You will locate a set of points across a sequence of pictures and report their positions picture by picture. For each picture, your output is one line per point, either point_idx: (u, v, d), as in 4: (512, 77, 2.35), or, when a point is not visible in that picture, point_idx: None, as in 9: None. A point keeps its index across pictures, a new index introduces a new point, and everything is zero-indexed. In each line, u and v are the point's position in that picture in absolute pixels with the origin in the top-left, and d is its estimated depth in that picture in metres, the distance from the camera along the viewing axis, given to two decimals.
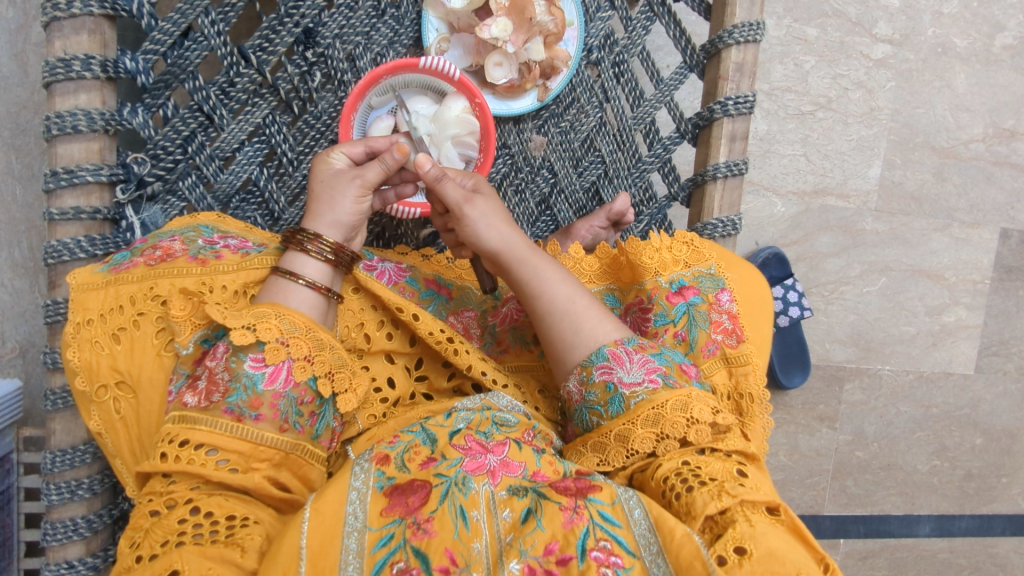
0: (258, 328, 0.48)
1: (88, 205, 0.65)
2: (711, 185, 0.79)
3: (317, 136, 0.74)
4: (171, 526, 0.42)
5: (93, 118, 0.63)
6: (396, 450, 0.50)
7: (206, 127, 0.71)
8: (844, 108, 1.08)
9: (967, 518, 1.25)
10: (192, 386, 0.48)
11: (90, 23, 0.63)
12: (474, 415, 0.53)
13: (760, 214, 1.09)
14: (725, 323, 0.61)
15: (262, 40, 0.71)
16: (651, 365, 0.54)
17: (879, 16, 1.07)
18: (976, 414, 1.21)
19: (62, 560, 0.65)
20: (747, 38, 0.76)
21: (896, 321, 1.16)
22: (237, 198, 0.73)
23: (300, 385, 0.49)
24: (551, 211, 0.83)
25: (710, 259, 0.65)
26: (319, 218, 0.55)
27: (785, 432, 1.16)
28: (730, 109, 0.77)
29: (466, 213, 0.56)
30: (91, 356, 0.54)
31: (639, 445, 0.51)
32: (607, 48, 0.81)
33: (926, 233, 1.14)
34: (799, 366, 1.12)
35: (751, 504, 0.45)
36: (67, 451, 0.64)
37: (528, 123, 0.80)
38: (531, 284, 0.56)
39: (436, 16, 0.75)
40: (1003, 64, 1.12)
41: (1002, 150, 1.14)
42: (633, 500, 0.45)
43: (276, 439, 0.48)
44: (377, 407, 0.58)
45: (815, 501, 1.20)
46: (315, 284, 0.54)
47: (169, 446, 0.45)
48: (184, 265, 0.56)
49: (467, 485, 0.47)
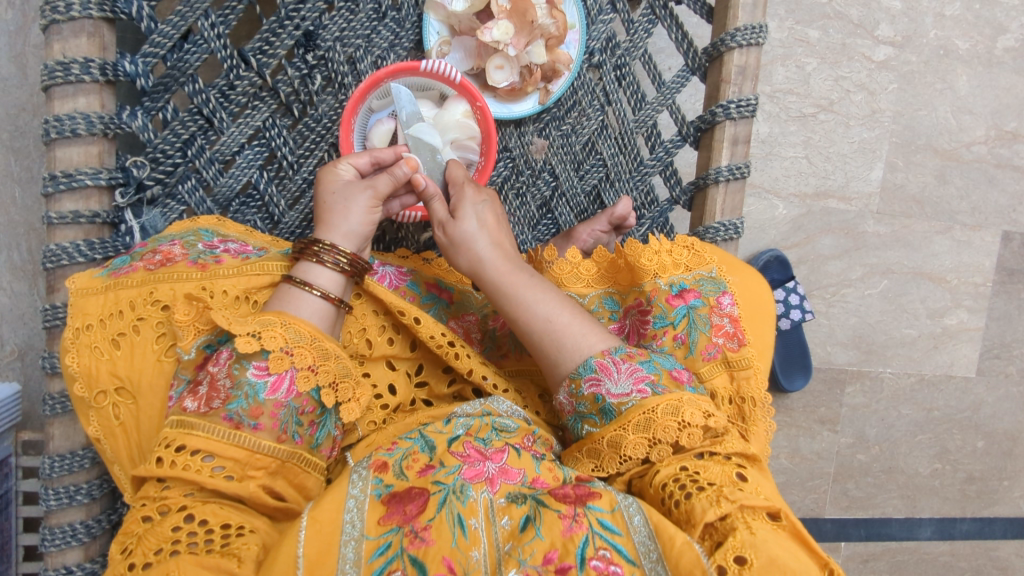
0: (263, 335, 0.48)
1: (87, 208, 0.64)
2: (713, 189, 0.79)
3: (317, 140, 0.74)
4: (165, 533, 0.42)
5: (93, 121, 0.63)
6: (394, 457, 0.50)
7: (206, 130, 0.70)
8: (846, 110, 1.08)
9: (968, 521, 1.24)
10: (193, 391, 0.48)
11: (89, 26, 0.62)
12: (473, 421, 0.53)
13: (761, 216, 1.08)
14: (726, 327, 0.61)
15: (261, 43, 0.70)
16: (639, 374, 0.53)
17: (881, 17, 1.06)
18: (977, 417, 1.21)
19: (61, 565, 0.65)
20: (749, 41, 0.75)
21: (898, 323, 1.15)
22: (236, 201, 0.73)
23: (301, 395, 0.48)
24: (552, 214, 0.83)
25: (710, 262, 0.64)
26: (332, 227, 0.55)
27: (786, 435, 1.16)
28: (732, 112, 0.76)
29: (445, 233, 0.58)
30: (91, 361, 0.54)
31: (633, 450, 0.50)
32: (609, 51, 0.81)
33: (928, 235, 1.14)
34: (801, 368, 1.11)
35: (751, 509, 0.44)
36: (66, 456, 0.64)
37: (529, 126, 0.80)
38: (508, 300, 0.56)
39: (436, 19, 0.74)
40: (1005, 66, 1.11)
41: (1004, 152, 1.13)
42: (633, 506, 0.45)
43: (275, 448, 0.47)
44: (377, 413, 0.58)
45: (815, 504, 1.19)
46: (326, 293, 0.53)
47: (166, 451, 0.45)
48: (184, 269, 0.56)
49: (466, 492, 0.46)
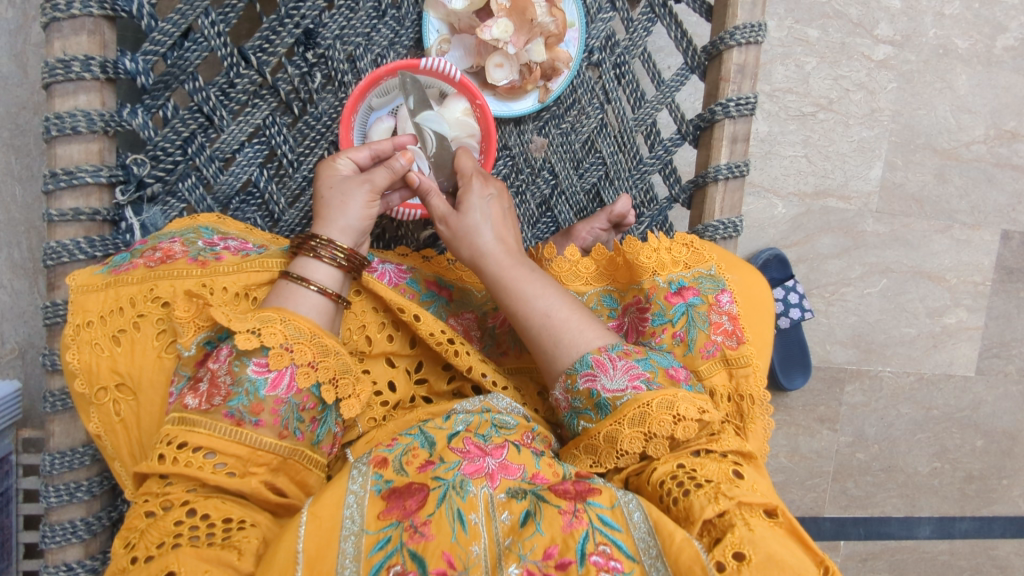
0: (263, 332, 0.48)
1: (88, 206, 0.64)
2: (712, 187, 0.79)
3: (317, 137, 0.74)
4: (167, 527, 0.42)
5: (93, 118, 0.63)
6: (394, 453, 0.50)
7: (206, 128, 0.71)
8: (845, 109, 1.08)
9: (968, 520, 1.25)
10: (193, 388, 0.48)
11: (90, 24, 0.63)
12: (473, 417, 0.53)
13: (761, 215, 1.09)
14: (725, 324, 0.61)
15: (262, 41, 0.70)
16: (635, 371, 0.53)
17: (880, 17, 1.06)
18: (977, 416, 1.21)
19: (61, 562, 0.65)
20: (748, 40, 0.76)
21: (897, 323, 1.15)
22: (236, 199, 0.73)
23: (302, 392, 0.49)
24: (552, 212, 0.83)
25: (710, 260, 0.64)
26: (331, 223, 0.55)
27: (785, 433, 1.16)
28: (731, 110, 0.76)
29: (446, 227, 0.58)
30: (91, 357, 0.54)
31: (629, 445, 0.51)
32: (608, 50, 0.81)
33: (927, 234, 1.14)
34: (800, 367, 1.11)
35: (749, 506, 0.44)
36: (66, 453, 0.64)
37: (529, 124, 0.80)
38: (507, 294, 0.56)
39: (436, 17, 0.75)
40: (1004, 65, 1.11)
41: (1003, 151, 1.14)
42: (633, 503, 0.45)
43: (276, 445, 0.48)
44: (377, 410, 0.58)
45: (815, 503, 1.20)
46: (325, 289, 0.53)
47: (168, 447, 0.45)
48: (183, 266, 0.56)
49: (466, 488, 0.47)
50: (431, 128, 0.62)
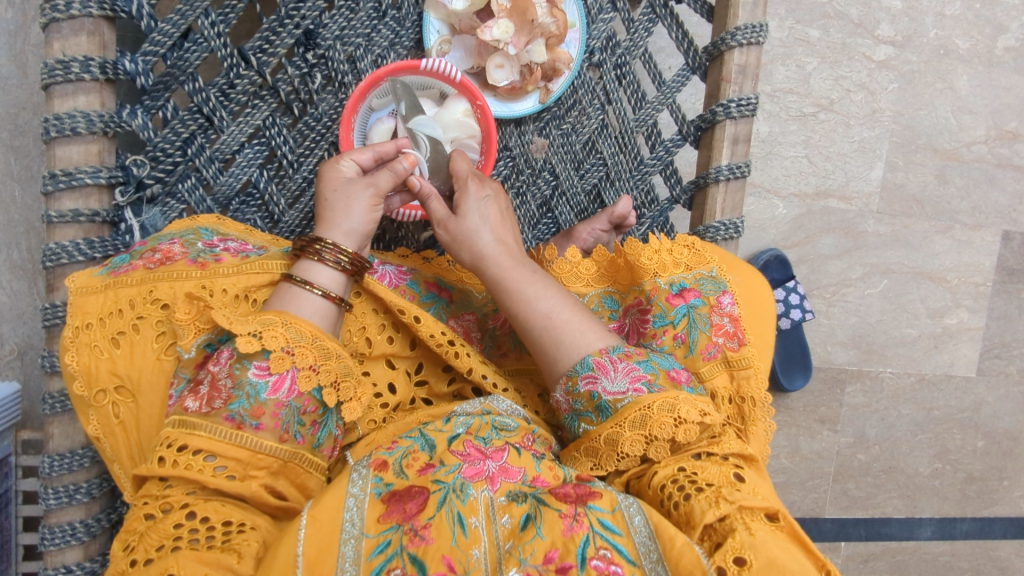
0: (264, 335, 0.48)
1: (87, 207, 0.64)
2: (713, 188, 0.79)
3: (318, 138, 0.74)
4: (167, 530, 0.42)
5: (92, 120, 0.63)
6: (394, 455, 0.50)
7: (206, 129, 0.70)
8: (846, 109, 1.08)
9: (968, 521, 1.24)
10: (193, 391, 0.48)
11: (90, 25, 0.62)
12: (473, 420, 0.53)
13: (762, 216, 1.08)
14: (727, 326, 0.61)
15: (262, 42, 0.70)
16: (636, 373, 0.53)
17: (881, 17, 1.06)
18: (978, 416, 1.21)
19: (61, 564, 0.65)
20: (750, 40, 0.75)
21: (898, 323, 1.15)
22: (236, 200, 0.73)
23: (304, 395, 0.48)
24: (552, 213, 0.83)
25: (711, 262, 0.64)
26: (335, 226, 0.55)
27: (786, 434, 1.16)
28: (732, 111, 0.76)
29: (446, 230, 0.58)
30: (90, 359, 0.54)
31: (630, 448, 0.50)
32: (609, 50, 0.81)
33: (928, 235, 1.13)
34: (801, 368, 1.11)
35: (750, 510, 0.44)
36: (66, 455, 0.64)
37: (529, 125, 0.80)
38: (508, 296, 0.56)
39: (437, 18, 0.74)
40: (1006, 65, 1.11)
41: (1004, 152, 1.13)
42: (633, 507, 0.45)
43: (276, 448, 0.47)
44: (377, 412, 0.58)
45: (815, 503, 1.19)
46: (328, 292, 0.53)
47: (168, 450, 0.45)
48: (183, 268, 0.56)
49: (466, 491, 0.46)
50: (425, 132, 0.63)
